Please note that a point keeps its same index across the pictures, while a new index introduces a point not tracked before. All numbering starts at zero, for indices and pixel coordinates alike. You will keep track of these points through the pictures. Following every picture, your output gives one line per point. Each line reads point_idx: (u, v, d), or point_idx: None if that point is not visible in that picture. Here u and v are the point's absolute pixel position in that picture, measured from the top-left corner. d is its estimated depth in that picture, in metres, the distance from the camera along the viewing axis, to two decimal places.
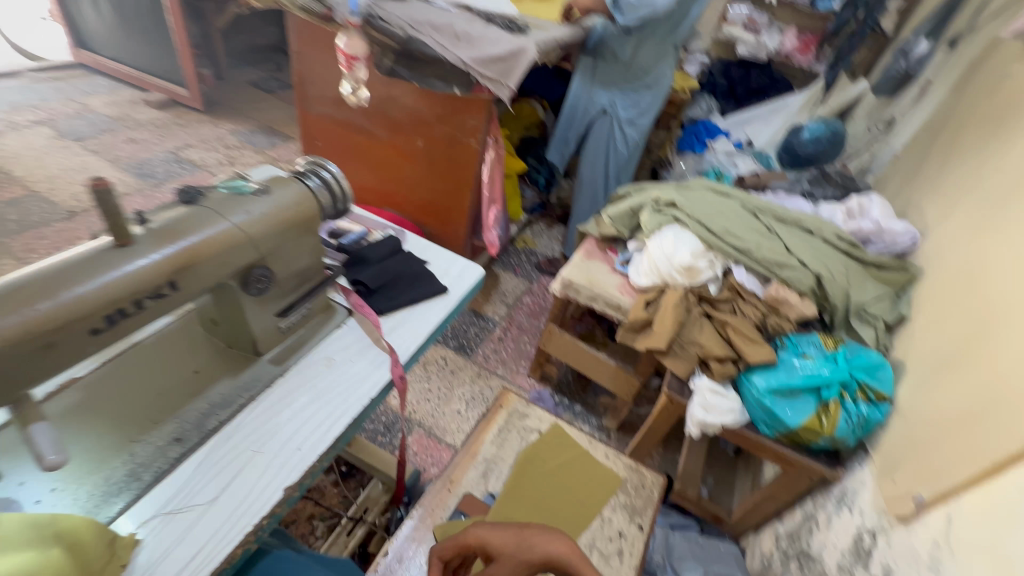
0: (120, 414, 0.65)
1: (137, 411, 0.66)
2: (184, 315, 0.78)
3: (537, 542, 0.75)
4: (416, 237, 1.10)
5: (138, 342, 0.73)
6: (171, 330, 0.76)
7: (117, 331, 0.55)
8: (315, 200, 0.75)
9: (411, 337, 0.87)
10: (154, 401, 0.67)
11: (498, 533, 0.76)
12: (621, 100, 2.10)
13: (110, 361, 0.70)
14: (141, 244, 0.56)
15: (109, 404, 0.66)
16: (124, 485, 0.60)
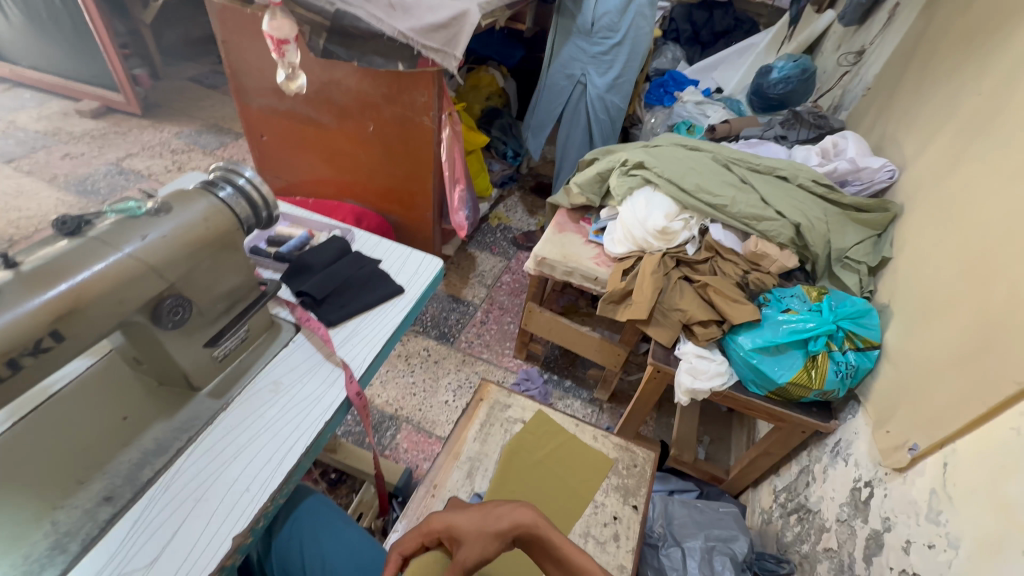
0: (35, 479, 0.58)
1: (54, 471, 0.59)
2: (106, 353, 0.70)
3: (504, 511, 0.70)
4: (365, 234, 1.02)
5: (55, 393, 0.65)
6: (91, 374, 0.67)
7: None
8: (234, 212, 0.66)
9: (365, 348, 0.80)
10: (76, 458, 0.60)
11: (463, 512, 0.71)
12: (594, 69, 1.99)
13: (23, 419, 0.62)
14: (7, 294, 0.49)
15: (23, 467, 0.58)
16: (48, 559, 0.54)
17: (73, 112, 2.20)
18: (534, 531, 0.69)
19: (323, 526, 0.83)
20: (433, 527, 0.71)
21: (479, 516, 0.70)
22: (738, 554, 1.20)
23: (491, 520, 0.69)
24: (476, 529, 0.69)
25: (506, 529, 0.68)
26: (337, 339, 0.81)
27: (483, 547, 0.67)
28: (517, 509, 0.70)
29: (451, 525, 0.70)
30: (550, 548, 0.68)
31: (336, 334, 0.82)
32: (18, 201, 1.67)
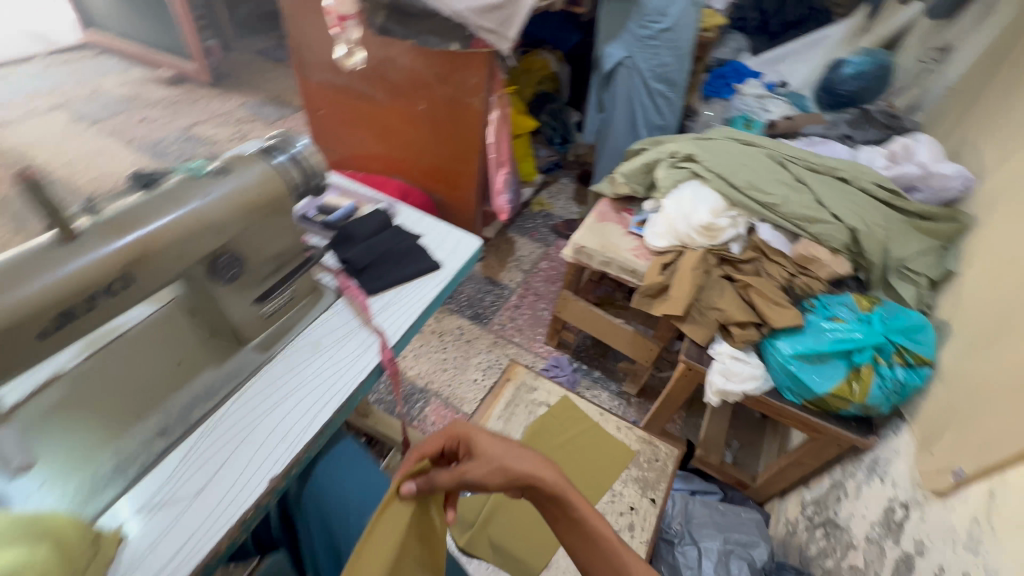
0: (102, 409, 0.64)
1: (118, 404, 0.65)
2: (166, 302, 0.73)
3: (529, 457, 0.68)
4: (408, 210, 1.04)
5: (121, 334, 0.70)
6: (153, 321, 0.71)
7: (73, 330, 0.54)
8: (286, 177, 0.70)
9: (399, 318, 0.83)
10: (137, 394, 0.66)
11: (492, 437, 0.69)
12: (640, 53, 1.92)
13: (94, 354, 0.67)
14: (87, 238, 0.54)
15: (92, 397, 0.64)
16: (111, 479, 0.60)
17: (151, 79, 2.35)
18: (554, 491, 0.66)
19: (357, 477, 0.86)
20: (451, 434, 0.71)
21: (500, 445, 0.69)
22: (756, 560, 1.18)
23: (512, 455, 0.67)
24: (495, 455, 0.67)
25: (524, 475, 0.66)
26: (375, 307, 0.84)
27: (488, 474, 0.66)
28: (549, 466, 0.68)
29: (472, 439, 0.70)
30: (567, 508, 0.67)
31: (374, 304, 0.85)
32: (99, 159, 1.81)
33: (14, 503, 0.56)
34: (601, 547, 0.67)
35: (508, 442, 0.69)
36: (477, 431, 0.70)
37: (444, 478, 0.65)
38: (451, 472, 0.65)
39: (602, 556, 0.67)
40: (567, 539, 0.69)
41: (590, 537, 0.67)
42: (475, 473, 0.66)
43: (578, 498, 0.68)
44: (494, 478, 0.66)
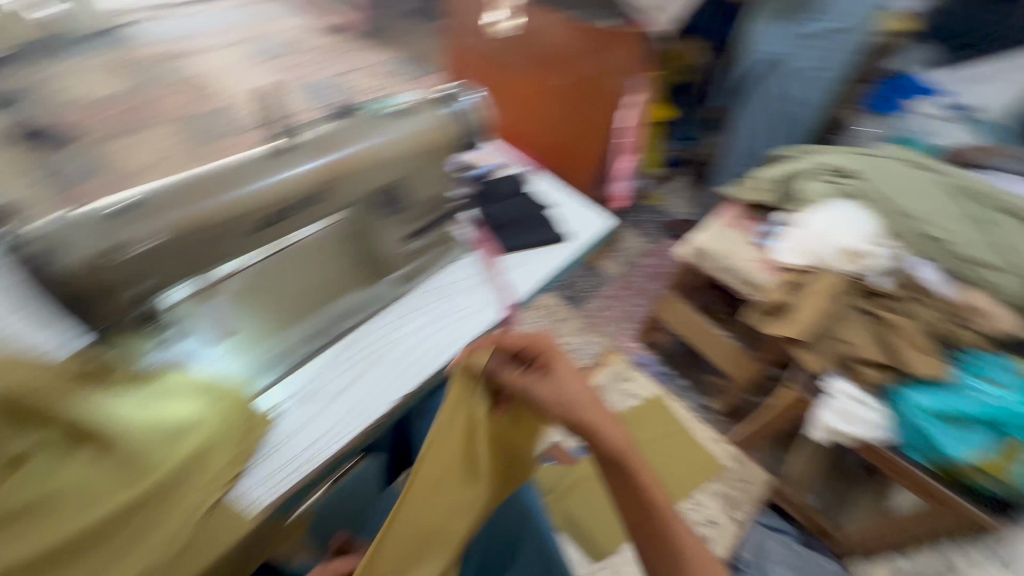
0: (272, 305, 0.70)
1: (284, 304, 0.71)
2: (335, 224, 0.71)
3: (600, 416, 0.62)
4: (544, 178, 1.06)
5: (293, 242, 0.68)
6: (321, 240, 0.71)
7: (279, 229, 0.62)
8: (449, 128, 0.74)
9: (525, 278, 0.86)
10: (300, 298, 0.73)
11: (578, 382, 0.65)
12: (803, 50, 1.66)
13: (274, 256, 0.68)
14: (299, 153, 0.61)
15: (266, 294, 0.69)
16: (273, 364, 0.71)
17: None
18: (611, 455, 0.61)
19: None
20: (534, 342, 0.66)
21: (575, 384, 0.64)
22: None
23: (581, 399, 0.63)
24: (567, 390, 0.64)
25: (587, 424, 0.61)
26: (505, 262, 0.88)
27: (546, 398, 0.63)
28: (618, 426, 0.63)
29: (553, 361, 0.65)
30: (629, 478, 0.62)
31: (504, 260, 0.89)
32: None
33: (201, 367, 0.66)
34: (662, 535, 0.61)
35: (585, 382, 0.65)
36: (558, 357, 0.66)
37: (508, 376, 0.64)
38: (516, 377, 0.64)
39: (654, 531, 0.62)
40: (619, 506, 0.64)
41: (656, 528, 0.61)
42: (539, 395, 0.63)
43: (644, 477, 0.62)
44: (555, 412, 0.62)
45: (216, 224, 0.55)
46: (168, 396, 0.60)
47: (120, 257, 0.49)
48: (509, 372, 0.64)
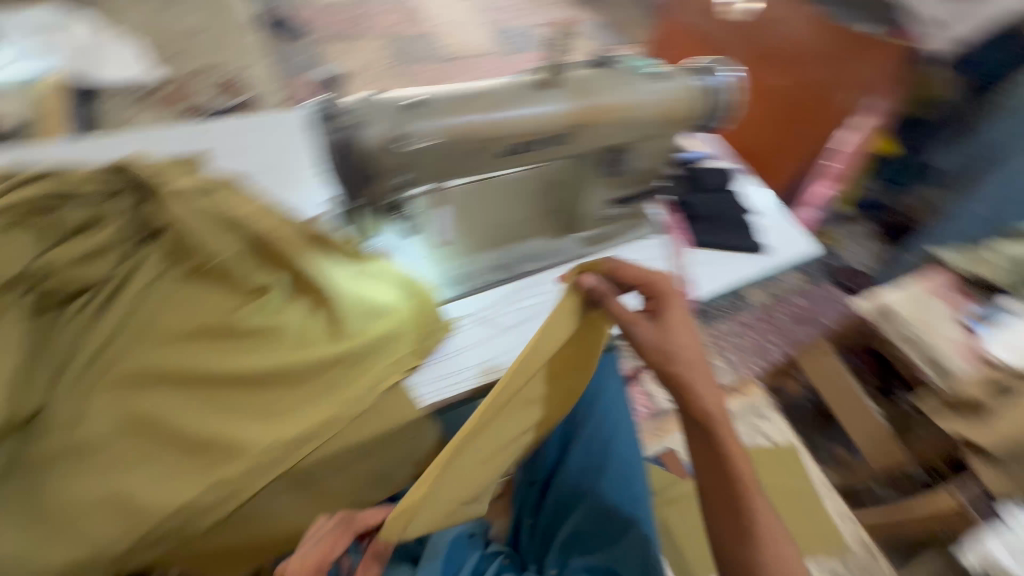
0: (473, 228, 0.76)
1: (482, 230, 0.76)
2: (538, 170, 0.74)
3: (697, 375, 0.60)
4: (752, 181, 0.98)
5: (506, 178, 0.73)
6: (526, 181, 0.75)
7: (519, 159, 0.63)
8: (697, 103, 0.70)
9: (713, 278, 0.82)
10: (497, 230, 0.77)
11: (688, 334, 0.61)
12: None
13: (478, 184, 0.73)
14: (559, 91, 0.62)
15: (473, 216, 0.75)
16: (460, 281, 0.76)
17: None
18: (701, 417, 0.61)
19: (614, 401, 0.94)
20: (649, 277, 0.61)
21: (682, 339, 0.61)
22: None
23: (687, 352, 0.61)
24: (669, 339, 0.61)
25: (682, 379, 0.60)
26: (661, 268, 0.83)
27: (646, 341, 0.61)
28: (714, 391, 0.60)
29: (665, 304, 0.62)
30: (715, 447, 0.62)
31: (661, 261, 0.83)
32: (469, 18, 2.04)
33: (405, 263, 0.73)
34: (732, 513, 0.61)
35: (691, 337, 0.62)
36: (673, 301, 0.62)
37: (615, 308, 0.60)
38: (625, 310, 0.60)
39: (724, 502, 0.62)
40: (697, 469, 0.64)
41: (736, 511, 0.61)
42: (639, 333, 0.61)
43: (728, 452, 0.61)
44: (650, 356, 0.61)
45: (475, 140, 0.58)
46: (377, 281, 0.69)
47: (402, 146, 0.54)
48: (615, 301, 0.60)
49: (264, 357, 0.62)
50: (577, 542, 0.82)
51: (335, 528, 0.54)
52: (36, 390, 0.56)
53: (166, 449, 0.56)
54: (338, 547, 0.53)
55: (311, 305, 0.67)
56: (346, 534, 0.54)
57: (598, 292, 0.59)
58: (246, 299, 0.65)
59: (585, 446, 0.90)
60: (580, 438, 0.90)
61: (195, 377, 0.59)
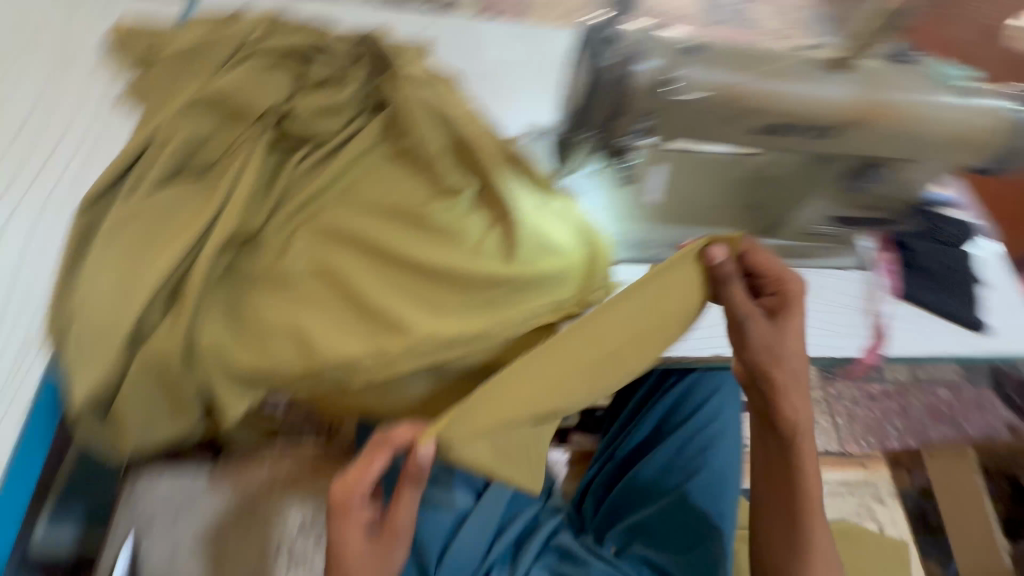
0: (667, 200, 0.73)
1: (675, 204, 0.74)
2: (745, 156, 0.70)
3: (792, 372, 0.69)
4: (996, 247, 0.83)
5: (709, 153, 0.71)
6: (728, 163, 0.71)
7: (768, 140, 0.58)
8: (1008, 135, 0.57)
9: (908, 337, 0.74)
10: (690, 208, 0.74)
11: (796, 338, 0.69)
12: None
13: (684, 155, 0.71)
14: (847, 78, 0.54)
15: (671, 187, 0.73)
16: (631, 245, 0.73)
17: None
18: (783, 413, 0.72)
19: (722, 413, 0.86)
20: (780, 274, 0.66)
21: (796, 340, 0.68)
22: None
23: (789, 355, 0.69)
24: (779, 337, 0.68)
25: (777, 374, 0.69)
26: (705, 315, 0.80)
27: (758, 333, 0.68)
28: (801, 396, 0.71)
29: (789, 306, 0.67)
30: (782, 436, 0.73)
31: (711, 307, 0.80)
32: None
33: (587, 211, 0.72)
34: (782, 491, 0.74)
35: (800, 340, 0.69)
36: (797, 305, 0.67)
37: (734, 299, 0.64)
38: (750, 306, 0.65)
39: (775, 481, 0.76)
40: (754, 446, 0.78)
41: (784, 493, 0.74)
42: (752, 326, 0.67)
43: (794, 441, 0.73)
44: (756, 349, 0.69)
45: (737, 106, 0.54)
46: (559, 217, 0.68)
47: (667, 90, 0.53)
48: (737, 286, 0.63)
49: (443, 252, 0.64)
50: (642, 535, 0.80)
51: (367, 458, 0.60)
52: (260, 212, 0.62)
53: (344, 305, 0.60)
54: (371, 476, 0.60)
55: (495, 219, 0.67)
56: (374, 466, 0.60)
57: (723, 270, 0.61)
58: (439, 195, 0.67)
59: (675, 447, 0.84)
60: (675, 439, 0.85)
61: (383, 249, 0.63)
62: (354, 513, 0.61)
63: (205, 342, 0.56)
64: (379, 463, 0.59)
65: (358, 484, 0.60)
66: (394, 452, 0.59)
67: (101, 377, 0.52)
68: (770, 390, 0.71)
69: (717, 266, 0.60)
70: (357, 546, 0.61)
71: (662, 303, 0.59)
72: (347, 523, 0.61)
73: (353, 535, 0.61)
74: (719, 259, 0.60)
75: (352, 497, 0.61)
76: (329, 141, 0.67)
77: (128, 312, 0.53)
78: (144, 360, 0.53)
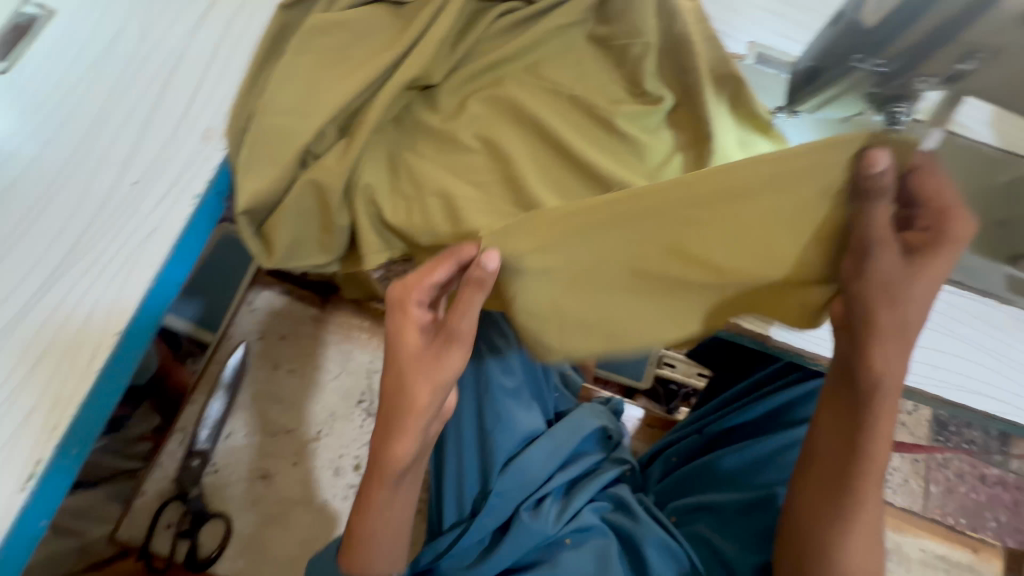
0: None
1: None
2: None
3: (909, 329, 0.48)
4: None
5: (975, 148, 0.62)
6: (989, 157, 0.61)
7: None
8: None
9: None
10: None
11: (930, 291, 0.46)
12: None
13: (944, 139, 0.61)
14: None
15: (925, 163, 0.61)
16: None
17: None
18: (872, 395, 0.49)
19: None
20: (947, 207, 0.44)
21: (924, 303, 0.46)
22: None
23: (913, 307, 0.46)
24: (908, 287, 0.45)
25: (880, 340, 0.47)
26: (937, 310, 0.59)
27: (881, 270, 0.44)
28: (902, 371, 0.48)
29: (936, 251, 0.45)
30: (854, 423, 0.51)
31: (957, 297, 0.59)
32: None
33: None
34: (835, 494, 0.53)
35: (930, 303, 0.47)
36: (951, 252, 0.45)
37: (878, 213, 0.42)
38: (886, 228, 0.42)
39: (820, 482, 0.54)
40: (816, 428, 0.55)
41: (831, 496, 0.53)
42: (882, 259, 0.44)
43: (870, 435, 0.51)
44: (869, 288, 0.45)
45: None
46: None
47: None
48: (886, 208, 0.42)
49: (620, 165, 0.58)
50: (706, 515, 0.70)
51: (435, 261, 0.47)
52: (446, 62, 0.57)
53: (503, 188, 0.56)
54: (435, 281, 0.48)
55: (683, 145, 0.59)
56: (440, 270, 0.47)
57: (878, 185, 0.40)
58: (635, 99, 0.60)
59: (782, 441, 0.69)
60: (789, 436, 0.69)
61: (560, 141, 0.57)
62: (412, 321, 0.49)
63: (364, 181, 0.52)
64: (443, 275, 0.47)
65: (419, 285, 0.48)
66: (463, 264, 0.48)
67: (262, 186, 0.50)
68: (862, 358, 0.48)
69: (871, 178, 0.40)
70: (413, 357, 0.49)
71: (803, 204, 0.44)
72: (403, 328, 0.49)
73: (409, 345, 0.49)
74: (878, 169, 0.39)
75: (412, 302, 0.48)
76: (536, 2, 0.59)
77: (306, 126, 0.50)
78: (311, 179, 0.50)
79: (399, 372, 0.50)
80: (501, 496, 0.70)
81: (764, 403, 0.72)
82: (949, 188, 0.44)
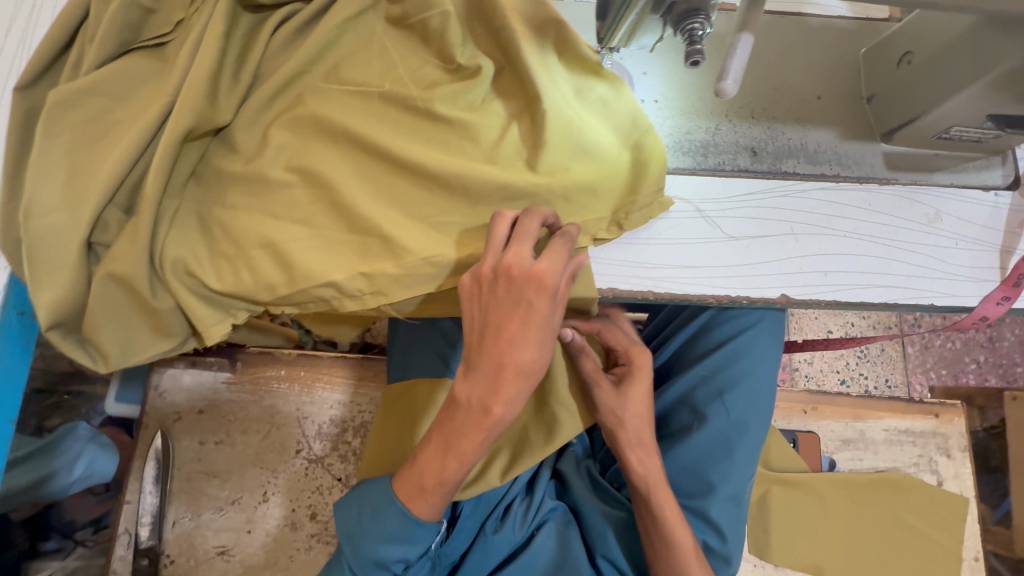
0: (760, 80, 0.58)
1: (773, 89, 0.58)
2: (863, 32, 0.60)
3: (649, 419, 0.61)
4: None
5: (810, 28, 0.60)
6: (831, 41, 0.60)
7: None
8: None
9: None
10: (790, 98, 0.58)
11: (644, 394, 0.61)
12: None
13: (778, 32, 0.59)
14: None
15: (767, 62, 0.58)
16: (692, 150, 0.56)
17: None
18: (622, 454, 0.61)
19: (753, 345, 0.67)
20: (624, 346, 0.61)
21: (643, 411, 0.61)
22: None
23: (631, 420, 0.60)
24: (626, 409, 0.60)
25: (630, 445, 0.60)
26: (812, 212, 0.55)
27: (602, 394, 0.60)
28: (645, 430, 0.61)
29: (635, 378, 0.61)
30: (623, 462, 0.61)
31: (832, 194, 0.56)
32: None
33: (644, 100, 0.56)
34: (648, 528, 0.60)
35: (648, 409, 0.61)
36: (645, 378, 0.61)
37: (586, 363, 0.60)
38: (592, 369, 0.60)
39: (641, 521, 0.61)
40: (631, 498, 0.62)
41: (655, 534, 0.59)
42: (600, 396, 0.60)
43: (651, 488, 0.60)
44: (603, 415, 0.61)
45: None
46: (597, 111, 0.54)
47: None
48: (589, 359, 0.60)
49: (452, 156, 0.53)
50: None
51: (534, 229, 0.46)
52: (229, 95, 0.50)
53: (332, 218, 0.51)
54: (569, 276, 0.45)
55: (516, 113, 0.54)
56: (525, 247, 0.44)
57: (576, 347, 0.59)
58: (451, 76, 0.54)
59: (696, 379, 0.67)
60: (702, 368, 0.67)
61: (379, 147, 0.52)
62: (482, 302, 0.45)
63: (174, 255, 0.48)
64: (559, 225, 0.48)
65: (537, 267, 0.43)
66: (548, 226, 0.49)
67: (52, 298, 0.45)
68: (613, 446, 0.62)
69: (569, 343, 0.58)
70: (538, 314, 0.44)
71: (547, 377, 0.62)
72: (505, 314, 0.44)
73: (510, 333, 0.44)
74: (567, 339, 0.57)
75: (493, 281, 0.44)
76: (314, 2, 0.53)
77: (77, 221, 0.45)
78: (110, 274, 0.46)
79: (505, 360, 0.43)
80: (469, 514, 0.68)
81: (666, 351, 0.72)
82: (619, 334, 0.62)
